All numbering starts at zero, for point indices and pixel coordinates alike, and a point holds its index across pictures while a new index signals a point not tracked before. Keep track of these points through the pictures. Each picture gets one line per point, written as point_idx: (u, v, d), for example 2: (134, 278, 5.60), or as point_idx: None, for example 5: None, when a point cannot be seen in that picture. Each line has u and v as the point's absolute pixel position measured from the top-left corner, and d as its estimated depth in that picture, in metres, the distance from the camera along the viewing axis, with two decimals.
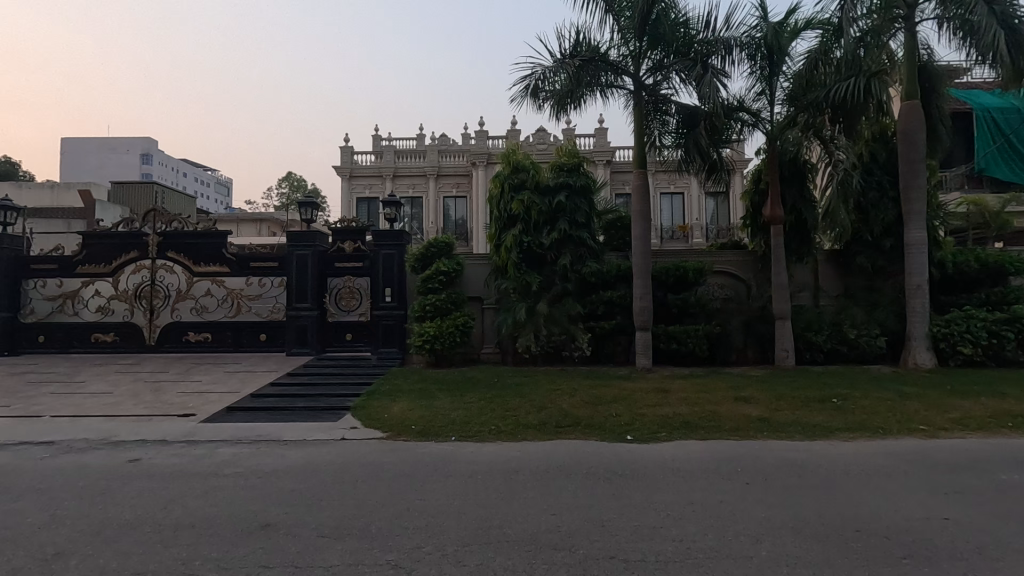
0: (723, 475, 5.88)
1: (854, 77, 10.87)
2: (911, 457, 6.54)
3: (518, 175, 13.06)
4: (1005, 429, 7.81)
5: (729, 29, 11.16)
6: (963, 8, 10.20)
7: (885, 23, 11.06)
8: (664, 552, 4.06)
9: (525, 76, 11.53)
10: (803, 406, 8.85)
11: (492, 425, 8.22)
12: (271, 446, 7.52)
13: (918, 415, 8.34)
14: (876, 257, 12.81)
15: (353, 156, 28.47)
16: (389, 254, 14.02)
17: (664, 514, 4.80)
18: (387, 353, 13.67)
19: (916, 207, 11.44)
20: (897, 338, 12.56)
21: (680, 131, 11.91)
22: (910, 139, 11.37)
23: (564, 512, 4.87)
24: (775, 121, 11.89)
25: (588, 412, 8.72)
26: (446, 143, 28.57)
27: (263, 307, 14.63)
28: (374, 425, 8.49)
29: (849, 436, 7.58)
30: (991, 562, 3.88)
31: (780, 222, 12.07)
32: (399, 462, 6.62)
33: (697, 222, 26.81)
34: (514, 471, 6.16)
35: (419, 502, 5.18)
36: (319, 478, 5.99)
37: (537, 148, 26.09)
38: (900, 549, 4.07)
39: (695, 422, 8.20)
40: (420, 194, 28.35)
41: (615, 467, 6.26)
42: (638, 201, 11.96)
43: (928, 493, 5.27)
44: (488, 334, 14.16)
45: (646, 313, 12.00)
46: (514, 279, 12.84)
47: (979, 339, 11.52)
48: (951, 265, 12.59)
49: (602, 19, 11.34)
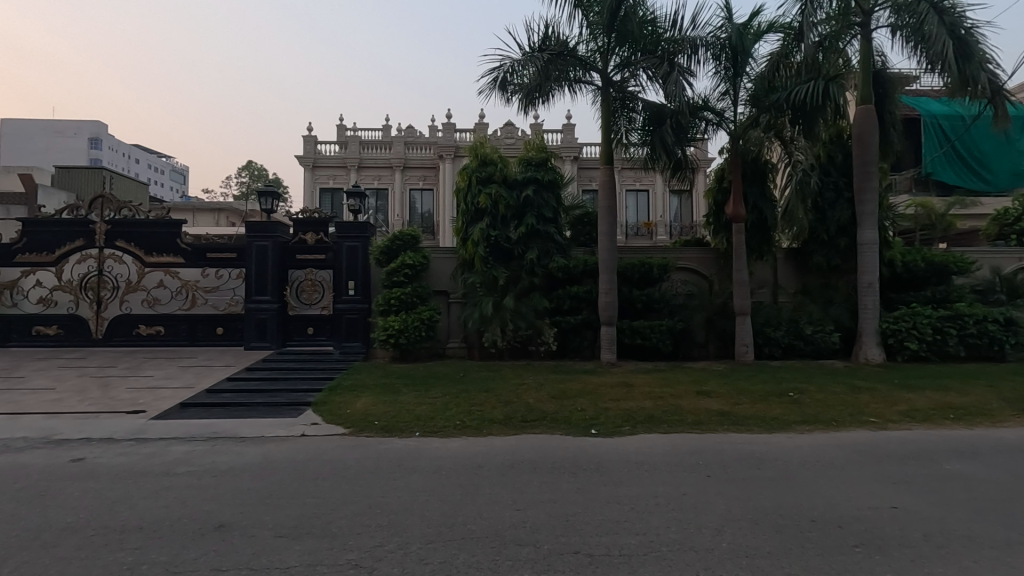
0: (686, 468, 5.99)
1: (813, 81, 11.20)
2: (862, 449, 6.79)
3: (485, 169, 12.98)
4: (949, 421, 8.21)
5: (695, 29, 11.30)
6: (916, 17, 10.61)
7: (843, 29, 11.41)
8: (627, 546, 4.08)
9: (494, 68, 11.45)
10: (762, 400, 9.08)
11: (457, 420, 8.14)
12: (227, 443, 7.25)
13: (870, 408, 8.68)
14: (831, 256, 13.26)
15: (317, 145, 27.77)
16: (352, 247, 13.73)
17: (628, 508, 4.84)
18: (350, 348, 13.40)
19: (869, 208, 11.89)
20: (850, 334, 13.06)
21: (647, 129, 12.05)
22: (864, 142, 11.78)
23: (529, 507, 4.85)
24: (738, 121, 12.12)
25: (554, 407, 8.75)
26: (412, 135, 28.18)
27: (220, 300, 14.10)
28: (336, 421, 8.31)
29: (805, 429, 7.82)
30: (937, 549, 4.04)
31: (741, 220, 12.34)
32: (362, 458, 6.48)
33: (661, 219, 27.27)
34: (479, 467, 6.12)
35: (382, 500, 5.08)
36: (278, 476, 5.80)
37: (504, 142, 26.01)
38: (853, 538, 4.21)
39: (659, 416, 8.33)
40: (385, 185, 27.87)
41: (580, 462, 6.29)
42: (605, 196, 12.01)
43: (879, 484, 5.48)
44: (454, 329, 14.06)
45: (611, 309, 12.11)
46: (481, 274, 12.81)
47: (925, 335, 12.08)
48: (900, 264, 13.14)
49: (571, 13, 11.32)
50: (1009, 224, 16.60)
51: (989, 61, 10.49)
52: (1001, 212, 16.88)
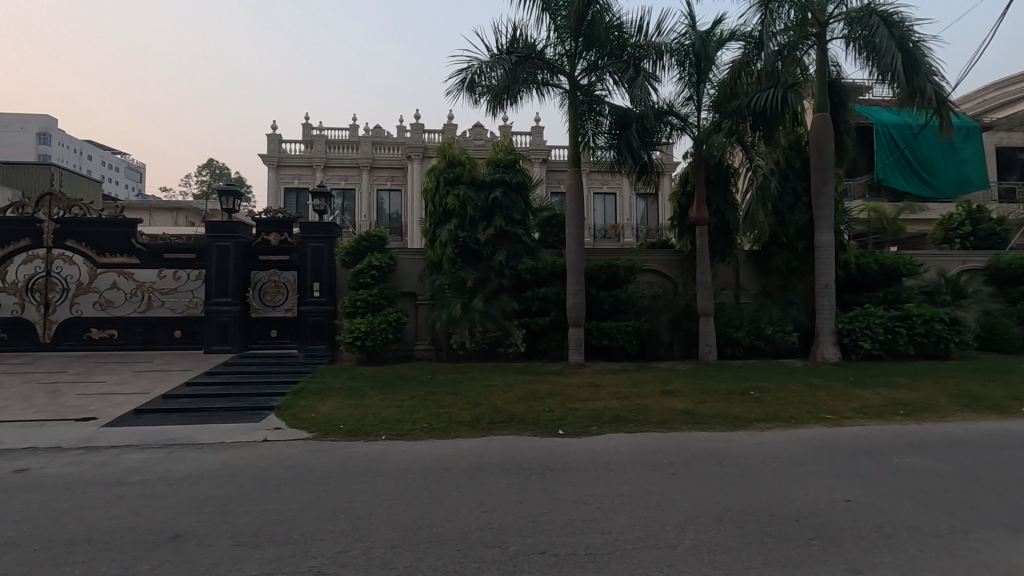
0: (651, 467, 6.08)
1: (773, 89, 11.55)
2: (819, 445, 7.03)
3: (453, 170, 12.96)
4: (899, 417, 8.57)
5: (660, 35, 11.52)
6: (868, 30, 11.08)
7: (800, 39, 11.79)
8: (593, 545, 4.12)
9: (461, 70, 11.47)
10: (725, 399, 9.31)
11: (424, 423, 8.09)
12: (185, 450, 7.02)
13: (827, 405, 8.99)
14: (791, 258, 13.69)
15: (282, 144, 27.15)
16: (318, 247, 13.49)
17: (594, 507, 4.89)
18: (315, 350, 13.15)
19: (825, 212, 12.32)
20: (808, 334, 13.52)
21: (613, 133, 12.20)
22: (821, 148, 12.20)
23: (496, 509, 4.84)
24: (701, 126, 12.43)
25: (522, 408, 8.76)
26: (380, 135, 27.86)
27: (178, 302, 13.63)
28: (300, 425, 8.14)
29: (765, 426, 8.04)
30: (886, 539, 4.22)
31: (705, 223, 12.63)
32: (327, 463, 6.36)
33: (628, 222, 27.70)
34: (446, 469, 6.09)
35: (347, 504, 4.99)
36: (238, 483, 5.64)
37: (473, 144, 25.97)
38: (810, 531, 4.35)
39: (625, 416, 8.43)
40: (352, 186, 27.47)
41: (547, 462, 6.32)
42: (572, 199, 12.11)
43: (834, 478, 5.68)
44: (422, 331, 13.97)
45: (579, 310, 12.21)
46: (449, 275, 12.77)
47: (877, 335, 12.59)
48: (854, 266, 13.67)
49: (539, 17, 11.40)
50: (954, 229, 17.50)
51: (935, 73, 11.00)
52: (947, 217, 17.76)
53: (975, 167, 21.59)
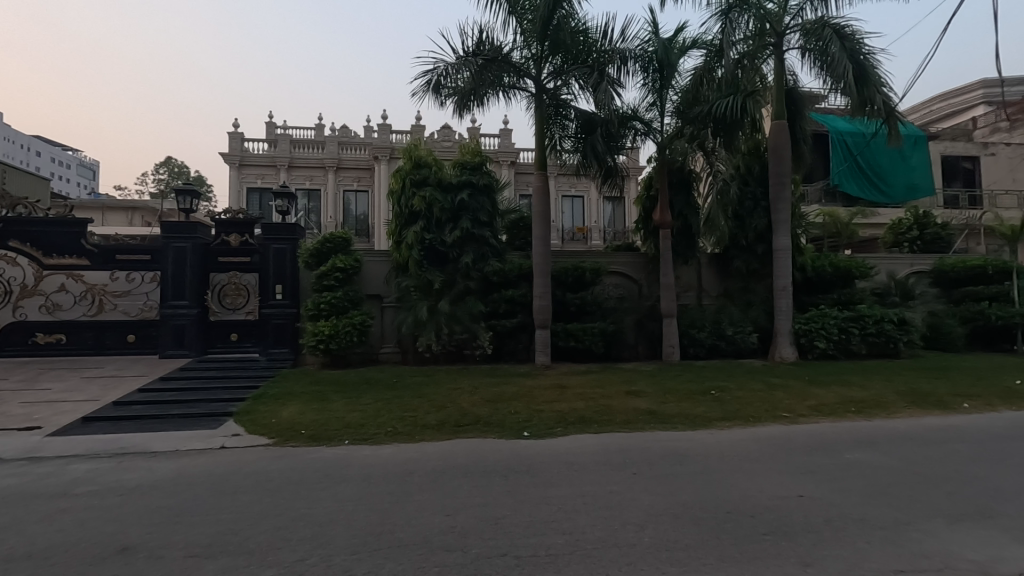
0: (614, 467, 6.16)
1: (733, 96, 11.86)
2: (776, 442, 7.25)
3: (419, 171, 12.92)
4: (850, 414, 8.93)
5: (624, 41, 11.70)
6: (822, 41, 11.52)
7: (759, 48, 12.13)
8: (554, 546, 4.15)
9: (427, 71, 11.45)
10: (687, 399, 9.52)
11: (388, 427, 8.00)
12: (137, 459, 6.77)
13: (783, 404, 9.27)
14: (750, 261, 14.08)
15: (244, 142, 26.46)
16: (280, 249, 13.21)
17: (557, 508, 4.92)
18: (277, 354, 12.86)
19: (783, 216, 12.71)
20: (767, 334, 13.94)
21: (579, 137, 12.34)
22: (779, 155, 12.57)
23: (458, 512, 4.83)
24: (665, 131, 12.71)
25: (487, 410, 8.76)
26: (347, 135, 27.45)
27: (132, 305, 13.13)
28: (260, 430, 7.95)
29: (725, 425, 8.25)
30: (835, 532, 4.38)
31: (668, 226, 12.90)
32: (286, 469, 6.23)
33: (595, 225, 28.02)
34: (409, 473, 6.03)
35: (305, 511, 4.90)
36: (192, 492, 5.47)
37: (441, 145, 25.86)
38: (763, 527, 4.48)
39: (590, 416, 8.52)
40: (317, 186, 26.96)
41: (511, 464, 6.34)
42: (539, 201, 12.18)
43: (790, 474, 5.86)
44: (388, 334, 13.83)
45: (546, 312, 12.27)
46: (415, 277, 12.70)
47: (831, 335, 13.07)
48: (810, 269, 14.15)
49: (505, 20, 11.45)
50: (902, 233, 18.30)
51: (884, 85, 11.51)
52: (897, 223, 18.57)
53: (923, 175, 22.66)
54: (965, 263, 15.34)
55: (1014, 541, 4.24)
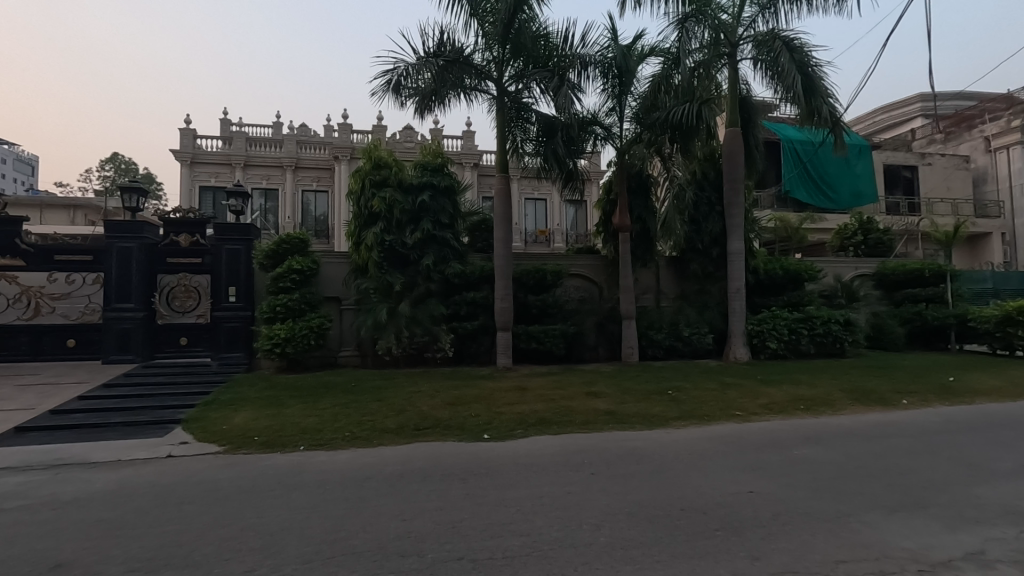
0: (572, 467, 6.22)
1: (689, 103, 12.17)
2: (729, 440, 7.47)
3: (379, 172, 12.75)
4: (799, 411, 9.28)
5: (584, 47, 11.84)
6: (773, 53, 11.95)
7: (714, 58, 12.49)
8: (511, 548, 4.15)
9: (387, 70, 11.34)
10: (645, 399, 9.70)
11: (346, 431, 7.85)
12: (75, 470, 6.42)
13: (736, 403, 9.57)
14: (706, 264, 14.47)
15: (196, 139, 25.53)
16: (233, 250, 12.84)
17: (515, 510, 4.93)
18: (230, 359, 12.48)
19: (736, 221, 13.11)
20: (722, 335, 14.35)
21: (540, 140, 12.41)
22: (733, 161, 12.97)
23: (415, 517, 4.77)
24: (624, 137, 12.98)
25: (447, 413, 8.70)
26: (306, 134, 26.85)
27: (72, 308, 12.47)
28: (210, 438, 7.67)
29: (681, 424, 8.45)
30: (782, 526, 4.54)
31: (627, 229, 13.14)
32: (237, 477, 6.02)
33: (558, 228, 28.25)
34: (366, 478, 5.93)
35: (256, 521, 4.74)
36: (134, 503, 5.22)
37: (403, 146, 25.61)
38: (715, 523, 4.60)
39: (550, 418, 8.58)
40: (274, 186, 26.25)
41: (470, 467, 6.31)
42: (501, 204, 12.20)
43: (741, 471, 6.05)
44: (347, 337, 13.59)
45: (507, 314, 12.28)
46: (374, 279, 12.53)
47: (782, 335, 13.56)
48: (762, 272, 14.64)
49: (467, 22, 11.45)
50: (848, 237, 19.15)
51: (830, 96, 12.02)
52: (843, 228, 19.45)
53: (867, 182, 23.76)
54: (905, 266, 16.17)
55: (945, 529, 4.49)
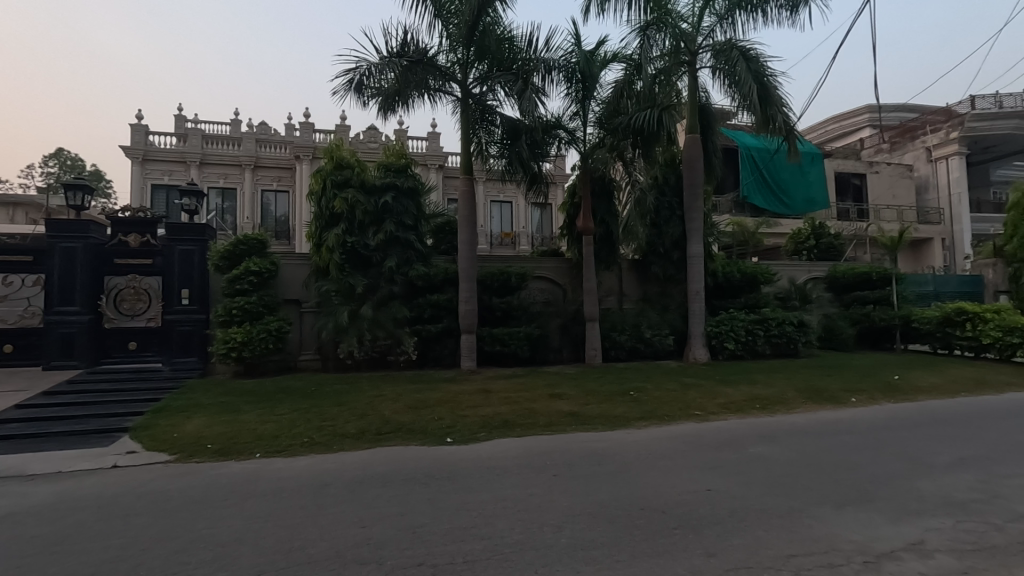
0: (535, 469, 6.23)
1: (650, 109, 12.40)
2: (688, 439, 7.63)
3: (341, 172, 12.54)
4: (755, 410, 9.56)
5: (548, 52, 11.92)
6: (730, 62, 12.31)
7: (674, 66, 12.77)
8: (472, 552, 4.13)
9: (349, 69, 11.18)
10: (607, 400, 9.80)
11: (304, 437, 7.66)
12: (11, 484, 6.06)
13: (695, 403, 9.78)
14: (667, 267, 14.77)
15: (148, 135, 24.55)
16: (186, 251, 12.40)
17: (477, 513, 4.90)
18: (183, 364, 12.01)
19: (696, 225, 13.43)
20: (682, 337, 14.66)
21: (504, 142, 12.42)
22: (693, 167, 13.27)
23: (375, 523, 4.69)
24: (587, 141, 13.14)
25: (410, 417, 8.60)
26: (265, 132, 26.16)
27: (10, 311, 11.78)
28: (160, 446, 7.36)
29: (642, 424, 8.59)
30: (737, 523, 4.65)
31: (590, 233, 13.30)
32: (188, 487, 5.79)
33: (523, 230, 28.37)
34: (325, 485, 5.79)
35: (207, 532, 4.57)
36: (75, 517, 4.95)
37: (366, 146, 25.27)
38: (674, 521, 4.68)
39: (513, 420, 8.58)
40: (232, 185, 25.47)
41: (432, 471, 6.25)
42: (465, 206, 12.15)
43: (699, 470, 6.18)
44: (307, 340, 13.28)
45: (471, 316, 12.23)
46: (336, 281, 12.31)
47: (739, 336, 13.95)
48: (721, 275, 15.03)
49: (431, 22, 11.39)
50: (802, 242, 19.87)
51: (784, 105, 12.46)
52: (797, 233, 20.19)
53: (819, 189, 24.69)
54: (854, 269, 16.88)
55: (890, 521, 4.69)
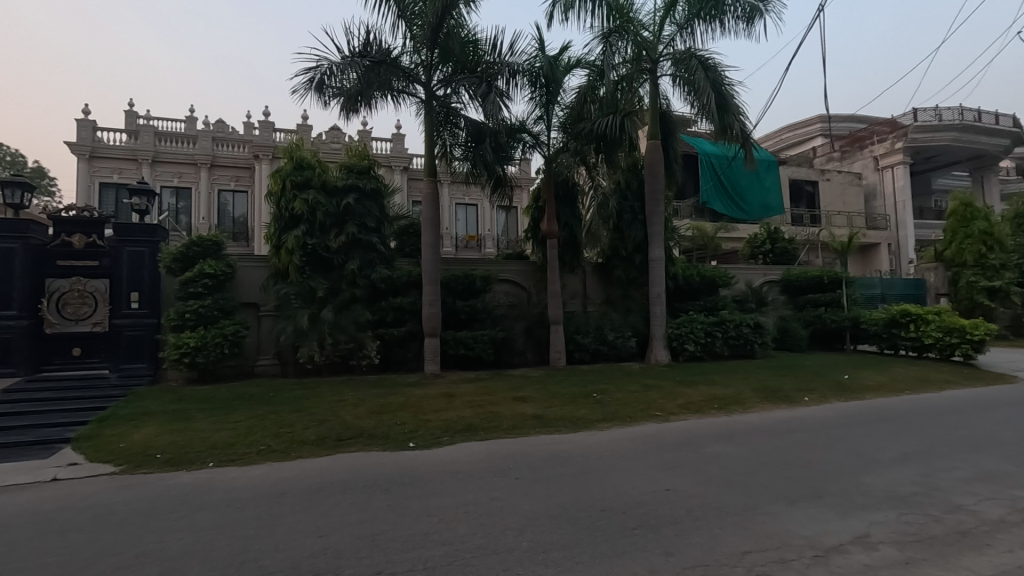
0: (498, 473, 6.22)
1: (613, 115, 12.59)
2: (649, 440, 7.76)
3: (301, 173, 12.27)
4: (713, 410, 9.80)
5: (513, 56, 11.96)
6: (690, 71, 12.63)
7: (636, 73, 13.02)
8: (432, 558, 4.08)
9: (310, 68, 10.97)
10: (571, 402, 9.88)
11: (261, 445, 7.44)
12: None
13: (656, 404, 9.96)
14: (630, 270, 15.03)
15: (96, 131, 23.47)
16: (136, 251, 11.99)
17: (437, 519, 4.85)
18: (132, 370, 11.62)
19: (657, 229, 13.69)
20: (644, 339, 14.90)
21: (468, 145, 12.39)
22: (655, 172, 13.54)
23: (333, 532, 4.58)
24: (551, 145, 13.26)
25: (371, 422, 8.46)
26: (223, 130, 25.36)
27: None
28: (105, 458, 7.02)
29: (605, 426, 8.68)
30: (694, 521, 4.75)
31: (554, 236, 13.40)
32: (134, 500, 5.53)
33: (488, 233, 28.35)
34: (281, 494, 5.64)
35: (154, 546, 4.38)
36: (8, 535, 4.67)
37: (329, 147, 24.81)
38: (634, 522, 4.74)
39: (477, 424, 8.55)
40: (187, 184, 24.60)
41: (393, 477, 6.15)
42: (429, 208, 12.05)
43: (659, 470, 6.28)
44: (265, 345, 12.92)
45: (435, 319, 12.13)
46: (296, 284, 12.02)
47: (698, 338, 14.28)
48: (681, 278, 15.36)
49: (394, 23, 11.28)
50: (758, 246, 20.54)
51: (741, 113, 12.84)
52: (754, 237, 20.84)
53: (775, 196, 25.50)
54: (807, 273, 17.54)
55: (838, 516, 4.87)
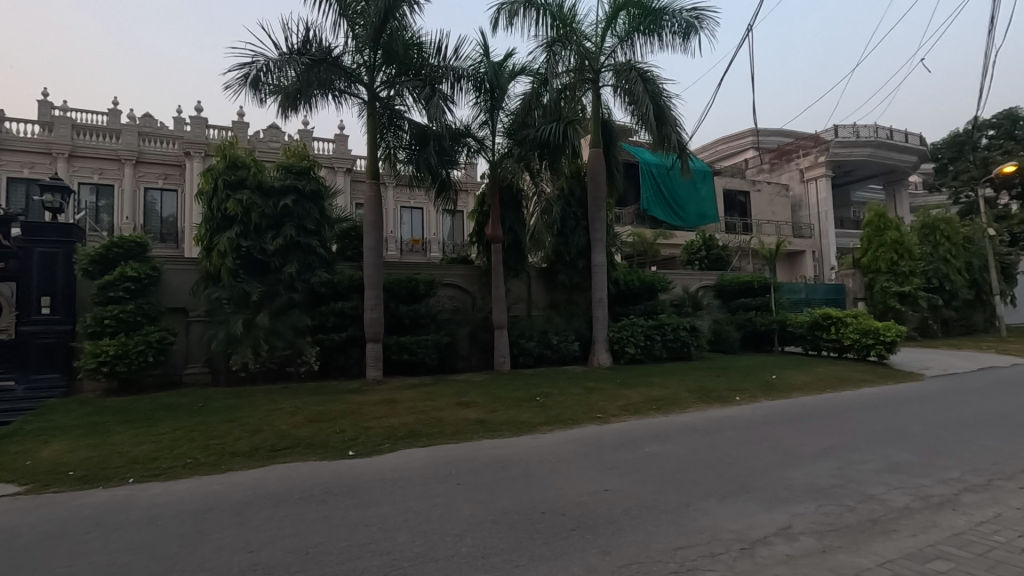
0: (439, 479, 6.16)
1: (556, 123, 12.79)
2: (590, 442, 7.90)
3: (235, 172, 11.77)
4: (651, 411, 10.10)
5: (457, 60, 11.93)
6: (629, 82, 13.03)
7: (579, 82, 13.29)
8: (369, 569, 4.00)
9: (245, 63, 10.57)
10: (514, 406, 9.92)
11: (188, 458, 7.04)
12: None
13: (598, 406, 10.16)
14: (573, 275, 15.30)
15: (3, 121, 21.60)
16: (48, 253, 11.10)
17: (375, 528, 4.75)
18: (42, 381, 10.73)
19: (599, 235, 14.00)
20: (587, 342, 15.17)
21: (412, 148, 12.25)
22: (597, 179, 13.84)
23: (263, 547, 4.40)
24: (496, 150, 13.34)
25: (309, 431, 8.18)
26: (150, 125, 23.94)
27: None
28: (7, 478, 6.42)
29: (547, 430, 8.76)
30: (630, 520, 4.88)
31: (498, 241, 13.45)
32: (41, 522, 5.11)
33: (433, 237, 28.11)
34: (210, 509, 5.36)
35: (62, 571, 4.06)
36: None
37: (266, 146, 23.91)
38: (572, 523, 4.82)
39: (419, 430, 8.45)
40: (109, 181, 23.05)
41: (331, 487, 5.98)
42: (371, 210, 11.81)
43: (598, 471, 6.41)
44: (195, 352, 12.26)
45: (377, 324, 11.88)
46: (228, 288, 11.48)
47: (638, 342, 14.69)
48: (622, 283, 15.77)
49: (336, 21, 11.03)
50: (694, 252, 21.40)
51: (677, 125, 13.33)
52: (691, 244, 21.69)
53: (710, 205, 26.62)
54: (738, 278, 18.44)
55: (763, 509, 5.13)
